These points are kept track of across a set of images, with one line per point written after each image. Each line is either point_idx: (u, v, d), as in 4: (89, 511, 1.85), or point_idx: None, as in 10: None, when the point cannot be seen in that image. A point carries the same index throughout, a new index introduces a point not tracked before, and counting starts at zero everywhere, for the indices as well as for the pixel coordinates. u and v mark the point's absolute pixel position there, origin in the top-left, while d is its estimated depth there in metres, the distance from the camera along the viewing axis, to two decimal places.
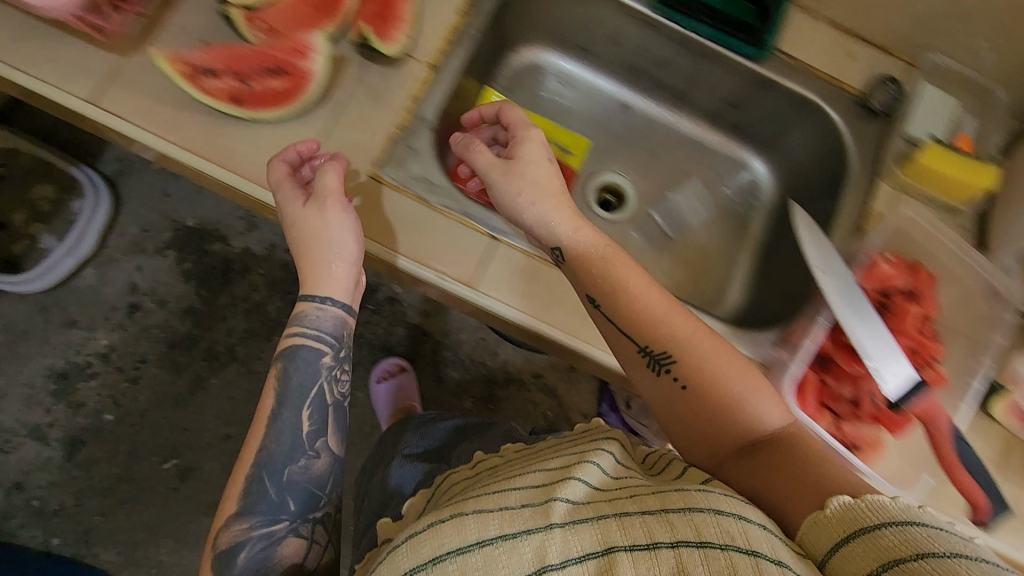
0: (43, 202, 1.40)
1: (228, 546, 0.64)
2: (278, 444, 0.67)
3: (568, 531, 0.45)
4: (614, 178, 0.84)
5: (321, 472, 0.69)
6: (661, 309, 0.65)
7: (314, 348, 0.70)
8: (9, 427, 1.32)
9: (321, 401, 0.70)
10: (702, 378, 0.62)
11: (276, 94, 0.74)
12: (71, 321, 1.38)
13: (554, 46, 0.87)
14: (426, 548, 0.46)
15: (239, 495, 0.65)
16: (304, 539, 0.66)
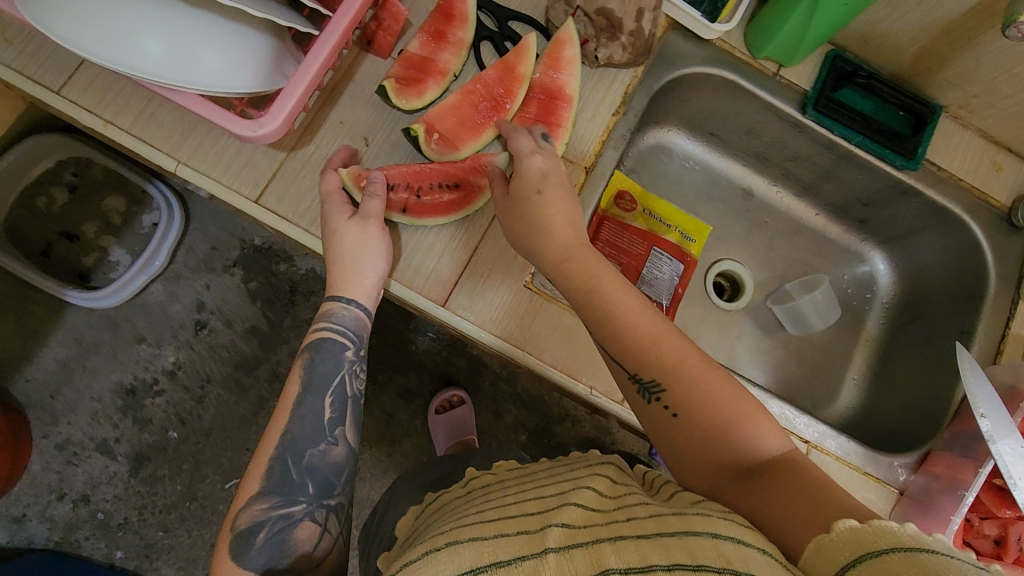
0: (115, 214, 1.15)
1: (247, 525, 0.48)
2: (305, 427, 0.52)
3: (563, 558, 0.36)
4: (734, 267, 0.83)
5: (346, 465, 0.54)
6: (655, 333, 0.49)
7: (338, 340, 0.55)
8: (76, 441, 1.12)
9: (341, 401, 0.55)
10: (690, 401, 0.47)
11: (447, 204, 0.60)
12: (138, 337, 1.15)
13: (683, 131, 0.80)
14: (426, 574, 0.38)
15: (262, 472, 0.51)
16: (322, 528, 0.51)
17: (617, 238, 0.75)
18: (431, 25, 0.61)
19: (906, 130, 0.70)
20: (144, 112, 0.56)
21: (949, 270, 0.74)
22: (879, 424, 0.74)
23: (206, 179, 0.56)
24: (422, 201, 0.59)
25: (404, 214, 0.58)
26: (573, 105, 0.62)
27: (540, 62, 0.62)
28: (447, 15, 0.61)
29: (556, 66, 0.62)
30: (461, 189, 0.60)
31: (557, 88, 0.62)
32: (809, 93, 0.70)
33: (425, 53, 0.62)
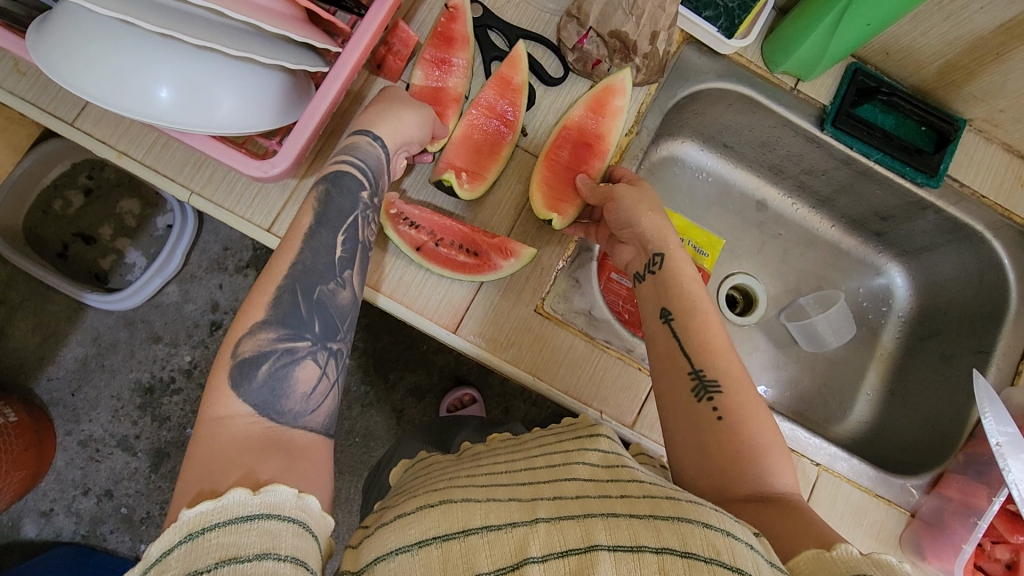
0: (129, 217, 1.14)
1: (249, 355, 0.45)
2: (317, 262, 0.49)
3: (554, 527, 0.36)
4: (747, 281, 0.81)
5: (351, 312, 0.51)
6: (726, 348, 0.51)
7: (358, 175, 0.53)
8: (99, 437, 1.14)
9: (354, 238, 0.52)
10: (738, 413, 0.48)
11: (461, 265, 0.60)
12: (154, 335, 1.16)
13: (697, 142, 0.79)
14: (414, 530, 0.38)
15: (268, 301, 0.47)
16: (322, 374, 0.47)
17: None
18: (433, 53, 0.62)
19: (927, 147, 0.69)
20: (158, 144, 0.57)
21: (971, 285, 0.72)
22: (892, 442, 0.73)
23: (217, 208, 0.57)
24: (437, 250, 0.60)
25: (418, 253, 0.59)
26: (607, 156, 0.64)
27: (584, 101, 0.63)
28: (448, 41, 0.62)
29: (601, 112, 0.63)
30: (477, 255, 0.61)
31: (596, 134, 0.64)
32: (828, 108, 0.68)
33: (432, 82, 0.63)
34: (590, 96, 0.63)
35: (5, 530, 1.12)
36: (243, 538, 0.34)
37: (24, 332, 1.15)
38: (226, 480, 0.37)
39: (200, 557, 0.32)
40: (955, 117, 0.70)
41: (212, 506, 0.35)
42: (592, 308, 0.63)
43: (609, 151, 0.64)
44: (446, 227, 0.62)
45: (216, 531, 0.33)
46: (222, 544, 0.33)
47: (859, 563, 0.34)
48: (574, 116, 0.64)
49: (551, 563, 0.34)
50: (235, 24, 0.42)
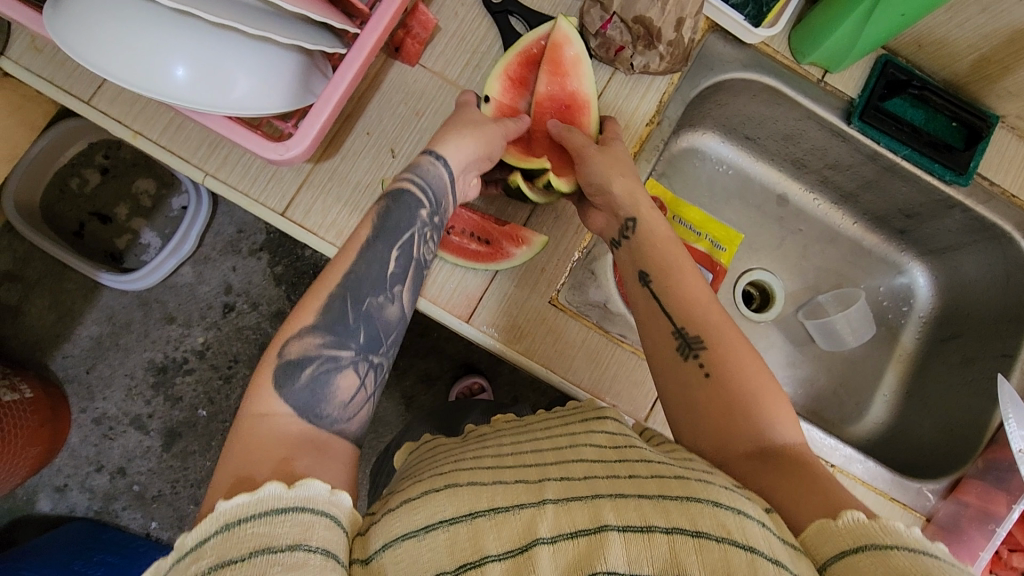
0: (145, 196, 1.15)
1: (295, 357, 0.45)
2: (367, 271, 0.49)
3: (561, 508, 0.36)
4: (765, 276, 0.80)
5: (397, 329, 0.50)
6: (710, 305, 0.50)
7: (417, 195, 0.51)
8: (112, 415, 1.16)
9: (408, 252, 0.51)
10: (727, 370, 0.47)
11: (472, 253, 0.59)
12: (168, 316, 1.17)
13: (717, 134, 0.77)
14: (420, 515, 0.37)
15: (318, 307, 0.47)
16: (361, 385, 0.47)
17: None
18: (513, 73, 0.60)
19: (958, 143, 0.66)
20: (173, 125, 0.57)
21: (996, 287, 0.70)
22: (910, 445, 0.72)
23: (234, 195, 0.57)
24: (450, 238, 0.61)
25: None
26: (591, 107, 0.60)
27: (543, 70, 0.60)
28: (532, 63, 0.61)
29: (562, 71, 0.60)
30: (489, 245, 0.60)
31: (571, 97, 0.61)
32: (855, 102, 0.66)
33: (507, 100, 0.61)
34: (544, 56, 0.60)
35: (20, 503, 1.14)
36: (277, 529, 0.33)
37: (42, 310, 1.16)
38: (264, 467, 0.38)
39: (233, 549, 0.32)
40: (988, 113, 0.67)
41: (247, 498, 0.34)
42: (609, 300, 0.64)
43: (590, 102, 0.60)
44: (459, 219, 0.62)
45: (252, 522, 0.33)
46: (256, 536, 0.33)
47: (868, 531, 0.34)
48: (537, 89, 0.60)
49: (559, 545, 0.34)
50: (253, 3, 0.42)
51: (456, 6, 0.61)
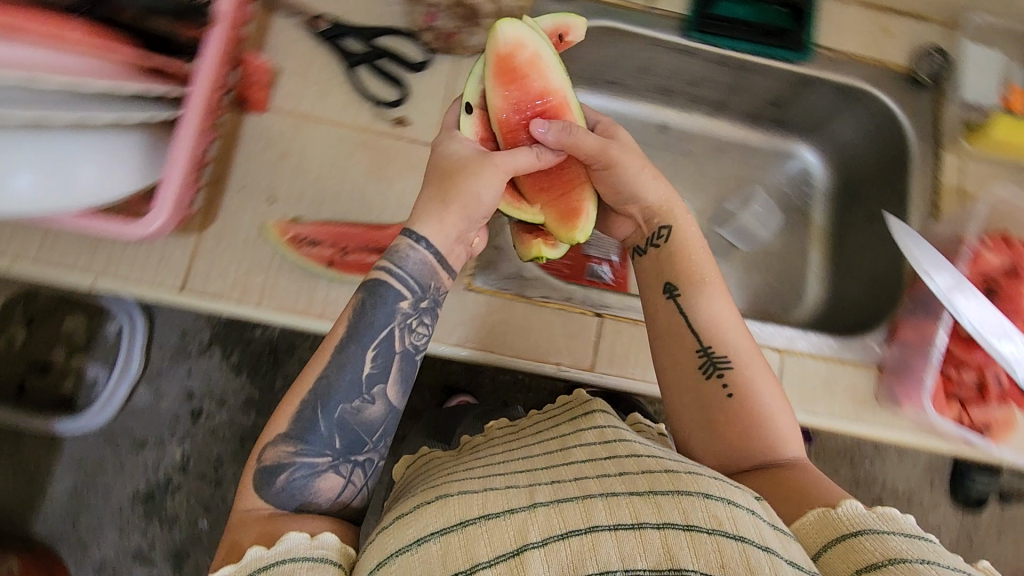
0: (76, 334, 1.11)
1: (271, 463, 0.45)
2: (339, 376, 0.47)
3: (552, 511, 0.37)
4: None
5: (380, 424, 0.49)
6: (733, 323, 0.54)
7: (395, 285, 0.49)
8: (113, 559, 1.11)
9: (388, 346, 0.49)
10: (745, 387, 0.51)
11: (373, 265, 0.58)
12: (136, 443, 1.13)
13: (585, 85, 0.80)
14: (412, 530, 0.38)
15: (291, 414, 0.46)
16: (348, 481, 0.47)
17: None
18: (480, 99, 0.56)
19: (789, 24, 0.71)
20: (48, 239, 0.56)
21: (874, 143, 0.75)
22: (847, 312, 0.75)
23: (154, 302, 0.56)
24: (348, 257, 0.58)
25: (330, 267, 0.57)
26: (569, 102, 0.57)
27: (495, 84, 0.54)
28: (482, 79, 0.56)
29: (520, 77, 0.55)
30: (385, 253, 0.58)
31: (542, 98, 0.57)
32: (687, 16, 0.70)
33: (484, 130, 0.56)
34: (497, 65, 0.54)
35: None
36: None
37: (4, 477, 1.12)
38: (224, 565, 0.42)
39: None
40: None
41: (232, 568, 0.38)
42: (521, 270, 0.66)
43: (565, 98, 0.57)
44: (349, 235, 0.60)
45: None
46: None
47: (864, 518, 0.38)
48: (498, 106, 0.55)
49: (550, 548, 0.35)
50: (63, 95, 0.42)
51: (287, 43, 0.63)
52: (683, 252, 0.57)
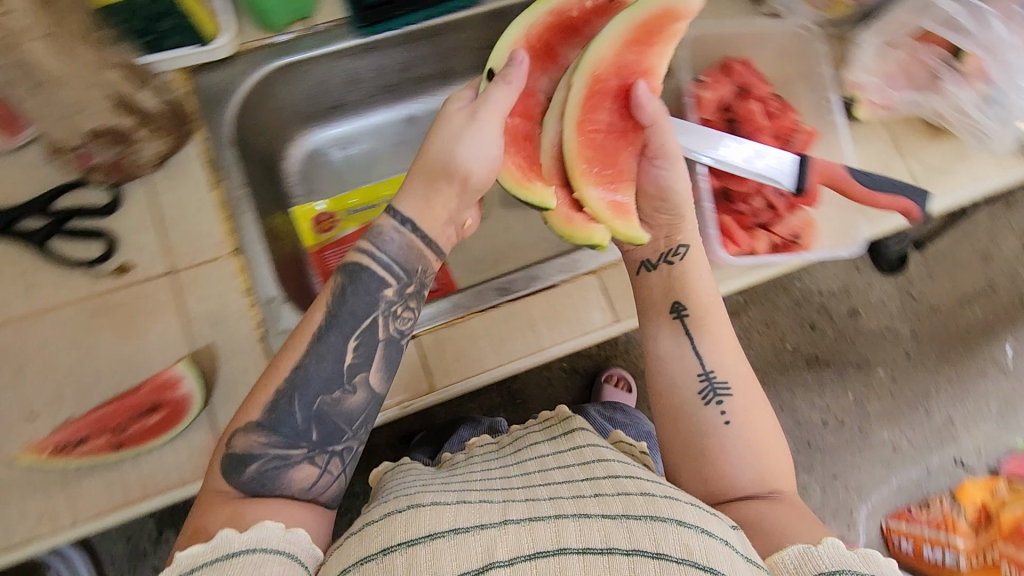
0: None
1: (239, 454, 0.68)
2: (315, 369, 0.70)
3: (521, 532, 0.57)
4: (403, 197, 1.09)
5: (353, 414, 0.72)
6: (729, 357, 0.80)
7: (376, 272, 0.73)
8: None
9: (372, 338, 0.73)
10: (745, 422, 0.76)
11: (156, 423, 0.79)
12: None
13: None
14: (392, 535, 0.58)
15: (262, 404, 0.69)
16: (322, 471, 0.70)
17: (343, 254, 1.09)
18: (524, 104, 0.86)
19: None
20: None
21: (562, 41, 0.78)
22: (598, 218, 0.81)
23: (407, 224, 0.75)
24: (129, 432, 0.80)
25: (114, 448, 0.78)
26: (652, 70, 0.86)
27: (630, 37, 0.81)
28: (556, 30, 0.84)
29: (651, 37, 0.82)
30: (162, 407, 0.79)
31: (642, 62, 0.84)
32: None
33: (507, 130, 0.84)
34: (581, 87, 0.81)
35: None
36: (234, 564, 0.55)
37: None
38: None
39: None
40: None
41: (205, 547, 0.57)
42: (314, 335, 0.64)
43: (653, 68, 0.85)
44: (123, 412, 0.81)
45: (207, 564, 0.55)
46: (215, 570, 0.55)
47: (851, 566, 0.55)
48: (538, 86, 0.87)
49: (514, 565, 0.54)
50: None
51: None
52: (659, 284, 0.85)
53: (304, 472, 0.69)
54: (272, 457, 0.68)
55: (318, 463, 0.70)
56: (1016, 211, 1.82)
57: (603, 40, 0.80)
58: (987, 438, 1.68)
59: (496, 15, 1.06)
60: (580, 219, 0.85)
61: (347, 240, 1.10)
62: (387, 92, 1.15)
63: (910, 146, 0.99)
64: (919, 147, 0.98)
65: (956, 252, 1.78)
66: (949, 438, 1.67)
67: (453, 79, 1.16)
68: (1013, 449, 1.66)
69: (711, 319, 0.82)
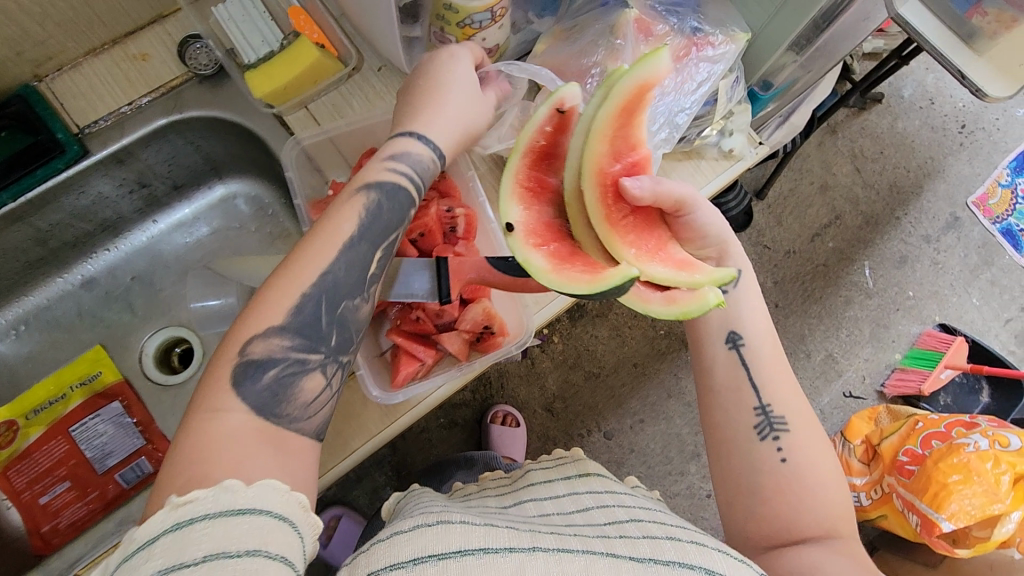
0: None
1: (258, 355, 0.62)
2: (341, 272, 0.67)
3: (551, 560, 0.56)
4: (164, 345, 1.09)
5: (362, 325, 0.70)
6: (790, 395, 0.78)
7: (403, 169, 0.73)
8: None
9: (389, 247, 0.72)
10: (798, 459, 0.74)
11: None
12: None
13: None
14: (407, 549, 0.55)
15: (282, 308, 0.64)
16: (326, 382, 0.66)
17: (33, 466, 1.00)
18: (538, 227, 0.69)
19: None
20: None
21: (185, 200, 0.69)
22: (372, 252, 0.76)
23: (426, 140, 0.76)
24: None
25: None
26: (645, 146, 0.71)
27: (611, 129, 0.68)
28: (534, 160, 0.72)
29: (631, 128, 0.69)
30: None
31: (635, 152, 0.70)
32: None
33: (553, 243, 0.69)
34: (595, 192, 0.68)
35: None
36: (233, 530, 0.49)
37: None
38: None
39: (187, 548, 0.47)
40: None
41: (208, 495, 0.50)
42: None
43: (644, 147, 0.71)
44: None
45: (198, 524, 0.49)
46: (200, 536, 0.48)
47: None
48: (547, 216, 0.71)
49: None
50: None
51: None
52: (708, 327, 0.81)
53: (314, 381, 0.64)
54: (291, 361, 0.63)
55: (327, 373, 0.66)
56: (841, 137, 1.85)
57: (588, 138, 0.68)
58: (869, 363, 1.72)
59: (117, 161, 0.97)
60: (679, 293, 0.66)
61: (38, 447, 1.00)
62: (40, 266, 1.05)
63: None
64: None
65: (796, 191, 1.81)
66: (834, 374, 1.71)
67: (125, 229, 1.10)
68: (896, 366, 1.71)
69: (766, 349, 0.80)
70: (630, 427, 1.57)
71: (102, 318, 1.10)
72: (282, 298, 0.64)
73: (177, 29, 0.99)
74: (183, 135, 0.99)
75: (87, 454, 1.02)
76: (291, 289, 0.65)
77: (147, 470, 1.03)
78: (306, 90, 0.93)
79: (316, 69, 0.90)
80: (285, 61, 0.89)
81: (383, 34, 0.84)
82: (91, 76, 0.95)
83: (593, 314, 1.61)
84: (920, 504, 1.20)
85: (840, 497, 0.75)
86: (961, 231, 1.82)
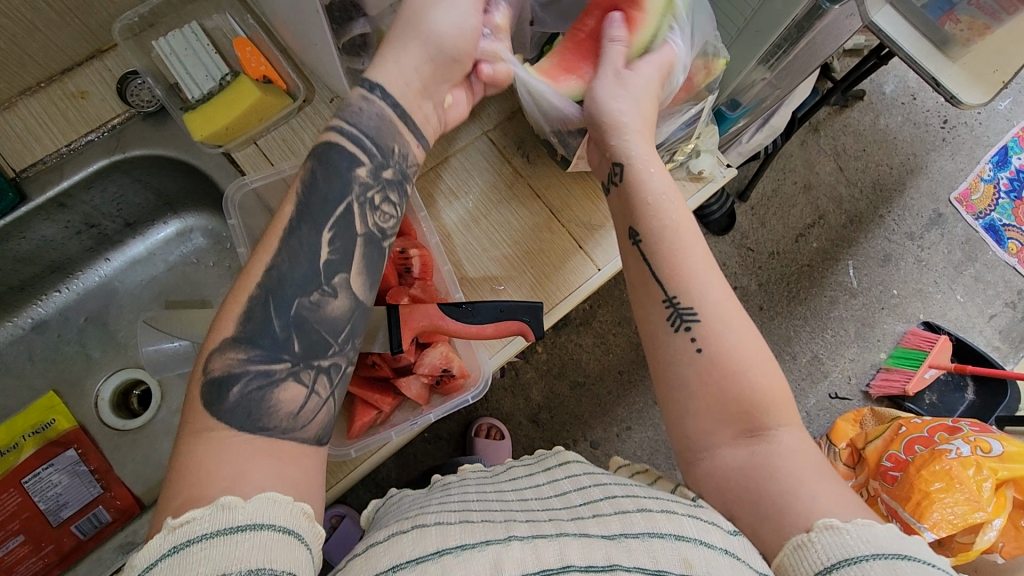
0: None
1: (220, 372, 0.58)
2: (290, 266, 0.61)
3: (526, 547, 0.51)
4: (122, 385, 1.08)
5: (339, 324, 0.63)
6: (704, 278, 0.68)
7: (353, 137, 0.67)
8: None
9: (349, 232, 0.65)
10: (718, 351, 0.65)
11: None
12: None
13: None
14: (388, 558, 0.51)
15: (239, 318, 0.59)
16: (311, 390, 0.60)
17: None
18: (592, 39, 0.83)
19: None
20: None
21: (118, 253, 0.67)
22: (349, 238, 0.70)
23: (377, 90, 0.69)
24: None
25: None
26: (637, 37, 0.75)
27: None
28: None
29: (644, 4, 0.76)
30: None
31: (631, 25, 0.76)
32: None
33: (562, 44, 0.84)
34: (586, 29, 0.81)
35: None
36: (234, 546, 0.46)
37: None
38: None
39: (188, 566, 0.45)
40: None
41: (207, 512, 0.48)
42: None
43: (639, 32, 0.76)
44: None
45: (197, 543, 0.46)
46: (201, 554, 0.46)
47: None
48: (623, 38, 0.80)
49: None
50: None
51: None
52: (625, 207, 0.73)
53: (290, 393, 0.59)
54: (255, 374, 0.58)
55: (306, 380, 0.60)
56: (823, 136, 1.84)
57: None
58: (855, 363, 1.72)
59: (58, 205, 0.94)
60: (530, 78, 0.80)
61: None
62: None
63: (566, 213, 0.92)
64: (582, 203, 0.93)
65: (779, 191, 1.80)
66: (819, 375, 1.70)
67: (78, 268, 1.07)
68: (881, 366, 1.71)
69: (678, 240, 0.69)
70: (616, 435, 1.56)
71: (55, 361, 1.07)
72: (231, 322, 0.59)
73: (117, 65, 0.96)
74: (127, 173, 0.97)
75: (40, 505, 1.02)
76: (246, 284, 0.61)
77: (104, 518, 1.03)
78: (254, 126, 0.91)
79: (261, 105, 0.89)
80: (225, 99, 0.87)
81: (326, 64, 0.82)
82: (25, 118, 0.93)
83: (577, 323, 1.60)
84: (902, 512, 1.19)
85: (775, 371, 0.65)
86: (945, 227, 1.81)
